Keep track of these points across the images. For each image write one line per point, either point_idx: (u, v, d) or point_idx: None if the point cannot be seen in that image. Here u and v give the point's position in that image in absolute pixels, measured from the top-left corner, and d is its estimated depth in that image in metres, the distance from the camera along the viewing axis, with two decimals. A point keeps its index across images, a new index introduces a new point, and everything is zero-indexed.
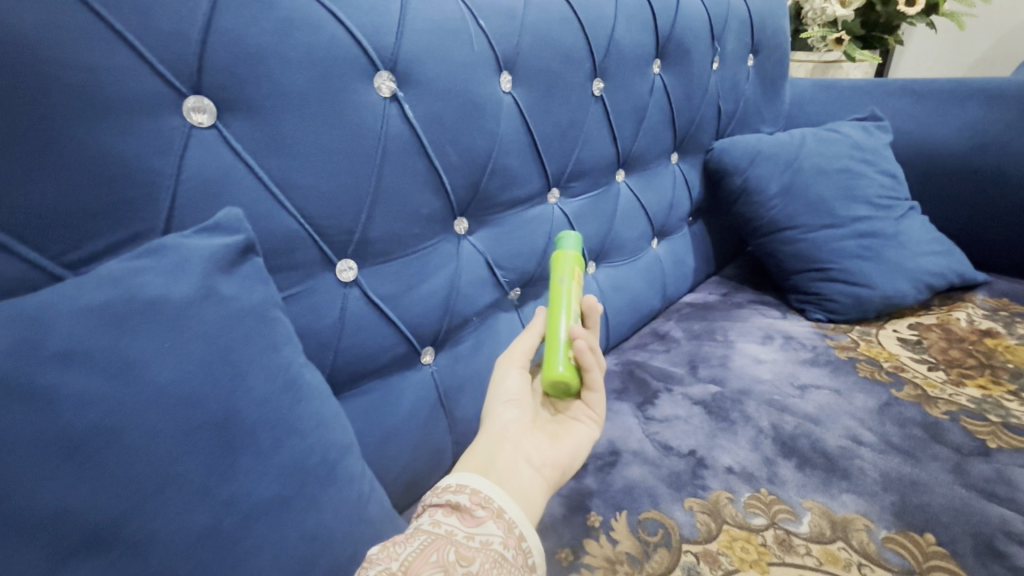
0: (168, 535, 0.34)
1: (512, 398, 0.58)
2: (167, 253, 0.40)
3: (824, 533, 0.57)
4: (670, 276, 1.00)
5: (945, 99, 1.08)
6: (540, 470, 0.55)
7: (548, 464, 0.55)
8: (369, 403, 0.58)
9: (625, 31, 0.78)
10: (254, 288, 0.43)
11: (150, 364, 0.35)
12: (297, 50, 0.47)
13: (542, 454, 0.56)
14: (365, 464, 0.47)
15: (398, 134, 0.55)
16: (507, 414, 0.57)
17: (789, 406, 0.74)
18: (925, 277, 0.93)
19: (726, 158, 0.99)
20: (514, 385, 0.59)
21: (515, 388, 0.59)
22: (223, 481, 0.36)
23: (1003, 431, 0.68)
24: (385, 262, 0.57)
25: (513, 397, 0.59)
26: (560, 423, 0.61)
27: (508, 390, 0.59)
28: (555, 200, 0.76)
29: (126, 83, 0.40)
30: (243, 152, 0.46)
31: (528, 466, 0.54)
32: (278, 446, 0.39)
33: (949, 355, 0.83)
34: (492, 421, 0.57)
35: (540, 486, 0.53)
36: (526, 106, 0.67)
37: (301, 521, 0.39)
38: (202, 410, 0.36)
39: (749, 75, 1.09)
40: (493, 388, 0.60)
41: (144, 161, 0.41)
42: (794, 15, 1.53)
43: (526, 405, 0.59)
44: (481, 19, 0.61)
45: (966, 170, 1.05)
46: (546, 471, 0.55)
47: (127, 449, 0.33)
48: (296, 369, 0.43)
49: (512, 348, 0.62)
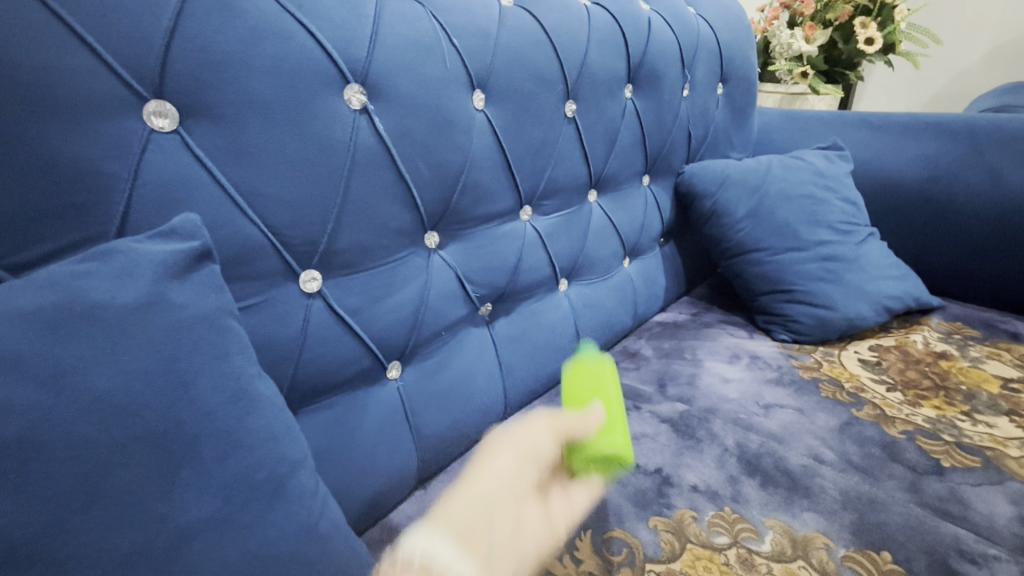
0: (94, 554, 0.32)
1: (529, 461, 0.54)
2: (115, 257, 0.38)
3: (785, 552, 0.58)
4: (642, 294, 1.01)
5: (899, 132, 1.14)
6: (517, 551, 0.50)
7: (525, 543, 0.51)
8: (329, 419, 0.57)
9: (597, 56, 0.81)
10: (206, 296, 0.41)
11: (85, 373, 0.34)
12: (265, 60, 0.47)
13: (524, 532, 0.52)
14: (319, 480, 0.46)
15: (367, 145, 0.54)
16: (515, 474, 0.53)
17: (755, 425, 0.75)
18: (884, 301, 0.96)
19: (697, 181, 1.02)
20: (538, 448, 0.55)
21: (537, 456, 0.55)
22: (158, 497, 0.34)
23: (956, 451, 0.70)
24: (349, 274, 0.56)
25: (527, 460, 0.54)
26: (544, 499, 0.56)
27: (525, 452, 0.55)
28: (527, 217, 0.77)
29: (82, 84, 0.40)
30: (203, 157, 0.45)
31: (509, 538, 0.50)
32: (222, 461, 0.38)
33: (907, 376, 0.86)
34: (507, 474, 0.53)
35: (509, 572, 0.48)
36: (499, 124, 0.69)
37: (242, 540, 0.37)
38: (140, 421, 0.34)
39: (719, 103, 1.13)
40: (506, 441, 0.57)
41: (98, 164, 0.41)
42: (762, 49, 1.60)
43: (532, 471, 0.54)
44: (455, 38, 0.62)
45: (921, 199, 1.09)
46: (519, 551, 0.50)
47: (51, 464, 0.32)
48: (246, 381, 0.41)
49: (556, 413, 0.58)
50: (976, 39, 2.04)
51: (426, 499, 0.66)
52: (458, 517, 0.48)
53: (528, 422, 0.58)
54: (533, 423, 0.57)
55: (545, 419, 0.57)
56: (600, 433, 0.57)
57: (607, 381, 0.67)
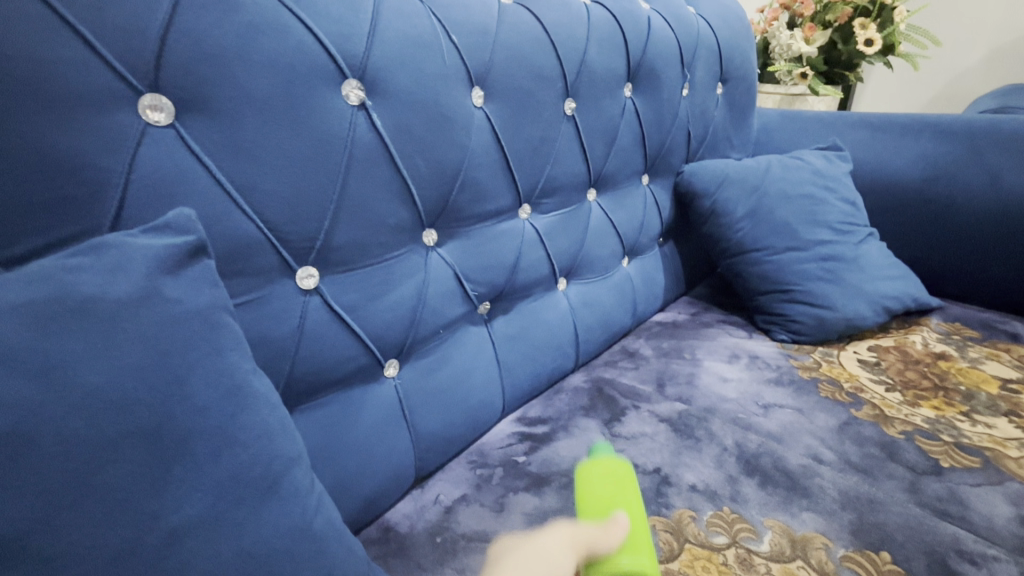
0: (84, 551, 0.31)
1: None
2: (108, 251, 0.38)
3: (784, 552, 0.57)
4: (641, 294, 1.01)
5: (899, 133, 1.14)
6: None
7: None
8: (325, 416, 0.56)
9: (597, 54, 0.80)
10: (201, 291, 0.41)
11: (76, 368, 0.33)
12: (261, 55, 0.46)
13: None
14: (315, 478, 0.45)
15: (365, 141, 0.54)
16: None
17: (753, 425, 0.74)
18: (883, 301, 0.96)
19: (696, 181, 1.02)
20: (563, 564, 0.46)
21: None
22: (149, 494, 0.34)
23: (955, 451, 0.70)
24: (347, 270, 0.56)
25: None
26: None
27: (551, 569, 0.45)
28: (526, 215, 0.76)
29: (76, 77, 0.39)
30: (200, 152, 0.45)
31: None
32: (216, 458, 0.37)
33: (906, 377, 0.85)
34: None
35: None
36: (498, 122, 0.68)
37: (237, 536, 0.37)
38: (132, 416, 0.34)
39: (718, 103, 1.13)
40: (523, 560, 0.46)
41: (92, 156, 0.40)
42: (761, 50, 1.60)
43: None
44: (454, 34, 0.62)
45: (921, 200, 1.09)
46: None
47: (40, 460, 0.31)
48: (241, 377, 0.41)
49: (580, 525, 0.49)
50: (975, 41, 2.05)
51: (423, 498, 0.66)
52: None
53: (546, 533, 0.49)
54: (552, 534, 0.49)
55: (564, 528, 0.49)
56: (620, 547, 0.49)
57: (624, 483, 0.57)
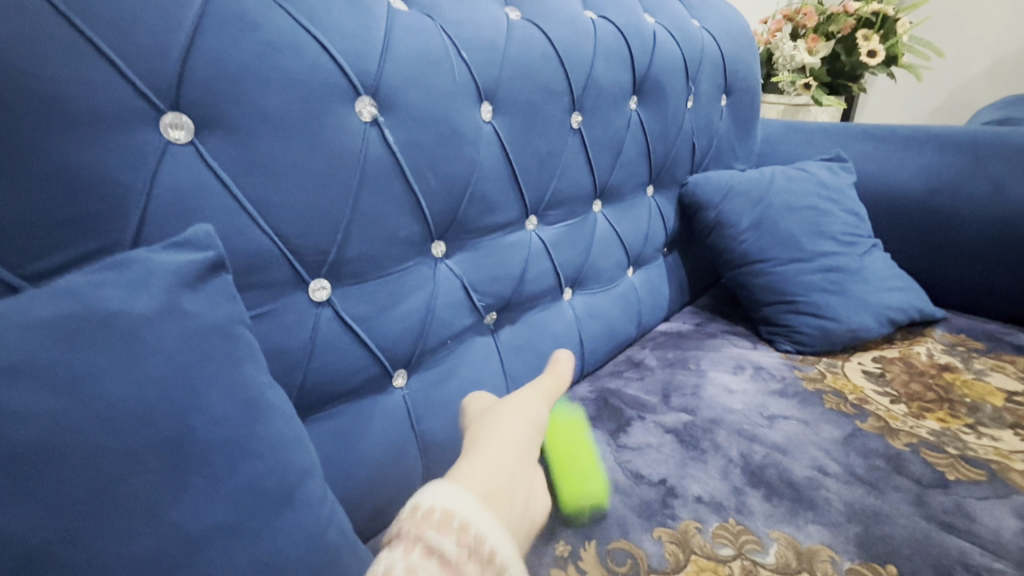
0: (107, 561, 0.32)
1: (539, 419, 0.52)
2: (130, 267, 0.39)
3: (790, 565, 0.57)
4: (646, 304, 1.01)
5: (902, 145, 1.14)
6: (526, 517, 0.45)
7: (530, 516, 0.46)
8: (336, 427, 0.57)
9: (603, 68, 0.82)
10: (219, 305, 0.42)
11: (101, 381, 0.34)
12: (278, 74, 0.47)
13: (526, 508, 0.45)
14: (327, 489, 0.46)
15: (377, 156, 0.55)
16: (529, 438, 0.50)
17: (759, 436, 0.75)
18: (887, 312, 0.97)
19: (700, 192, 1.03)
20: (542, 410, 0.54)
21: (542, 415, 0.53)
22: (170, 505, 0.35)
23: (960, 463, 0.70)
24: (358, 283, 0.57)
25: (537, 420, 0.52)
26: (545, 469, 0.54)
27: (535, 414, 0.53)
28: (532, 226, 0.77)
29: (101, 98, 0.40)
30: (218, 169, 0.46)
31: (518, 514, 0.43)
32: (233, 469, 0.38)
33: (911, 388, 0.86)
34: (520, 435, 0.49)
35: (528, 522, 0.46)
36: (506, 136, 0.69)
37: (252, 546, 0.37)
38: (154, 429, 0.35)
39: (722, 114, 1.14)
40: (502, 405, 0.53)
41: (115, 173, 0.41)
42: (765, 61, 1.61)
43: (537, 432, 0.51)
44: (464, 51, 0.63)
45: (924, 211, 1.10)
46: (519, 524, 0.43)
47: (67, 472, 0.32)
48: (257, 389, 0.42)
49: (542, 384, 0.58)
50: (979, 51, 2.05)
51: None
52: (478, 478, 0.42)
53: (522, 391, 0.56)
54: (529, 390, 0.56)
55: (535, 387, 0.57)
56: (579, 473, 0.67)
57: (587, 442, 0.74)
